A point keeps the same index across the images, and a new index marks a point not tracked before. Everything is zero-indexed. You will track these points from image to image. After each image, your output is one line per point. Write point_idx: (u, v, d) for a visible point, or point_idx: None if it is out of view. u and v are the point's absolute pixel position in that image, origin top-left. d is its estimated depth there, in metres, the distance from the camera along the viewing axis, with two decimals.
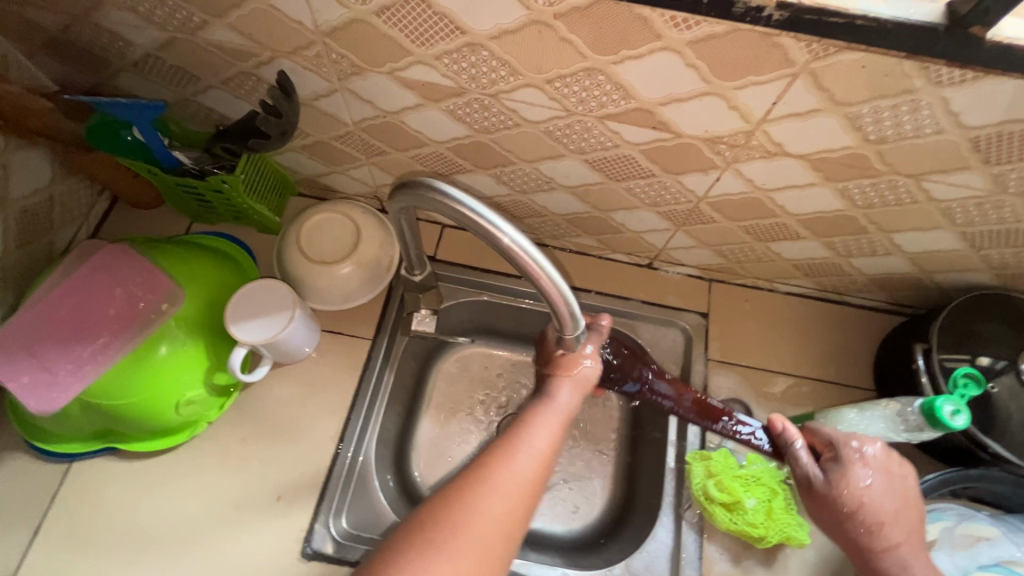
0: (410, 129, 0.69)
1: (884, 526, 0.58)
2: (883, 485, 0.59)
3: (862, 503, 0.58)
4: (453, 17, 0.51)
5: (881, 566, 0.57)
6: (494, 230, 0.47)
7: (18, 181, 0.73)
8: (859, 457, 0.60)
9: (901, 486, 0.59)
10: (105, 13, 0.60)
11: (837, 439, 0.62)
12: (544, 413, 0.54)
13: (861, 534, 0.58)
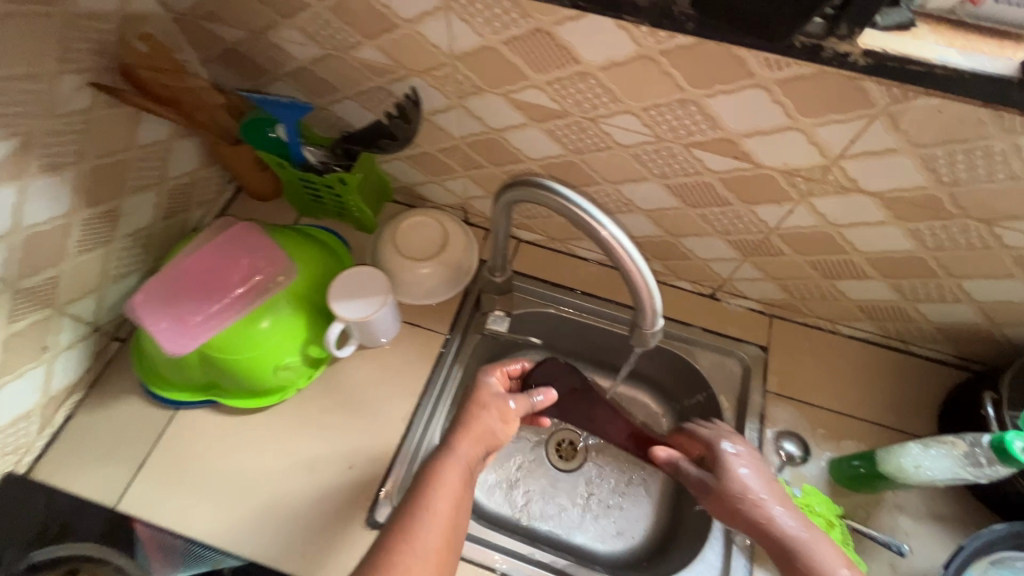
0: (509, 146, 0.78)
1: (761, 499, 0.66)
2: (759, 471, 0.69)
3: (746, 483, 0.67)
4: (572, 48, 0.60)
5: (770, 535, 0.64)
6: (603, 230, 0.54)
7: (173, 163, 0.86)
8: (728, 439, 0.71)
9: (766, 469, 0.69)
10: (278, 31, 0.73)
11: (707, 435, 0.73)
12: (447, 471, 0.60)
13: (749, 509, 0.65)
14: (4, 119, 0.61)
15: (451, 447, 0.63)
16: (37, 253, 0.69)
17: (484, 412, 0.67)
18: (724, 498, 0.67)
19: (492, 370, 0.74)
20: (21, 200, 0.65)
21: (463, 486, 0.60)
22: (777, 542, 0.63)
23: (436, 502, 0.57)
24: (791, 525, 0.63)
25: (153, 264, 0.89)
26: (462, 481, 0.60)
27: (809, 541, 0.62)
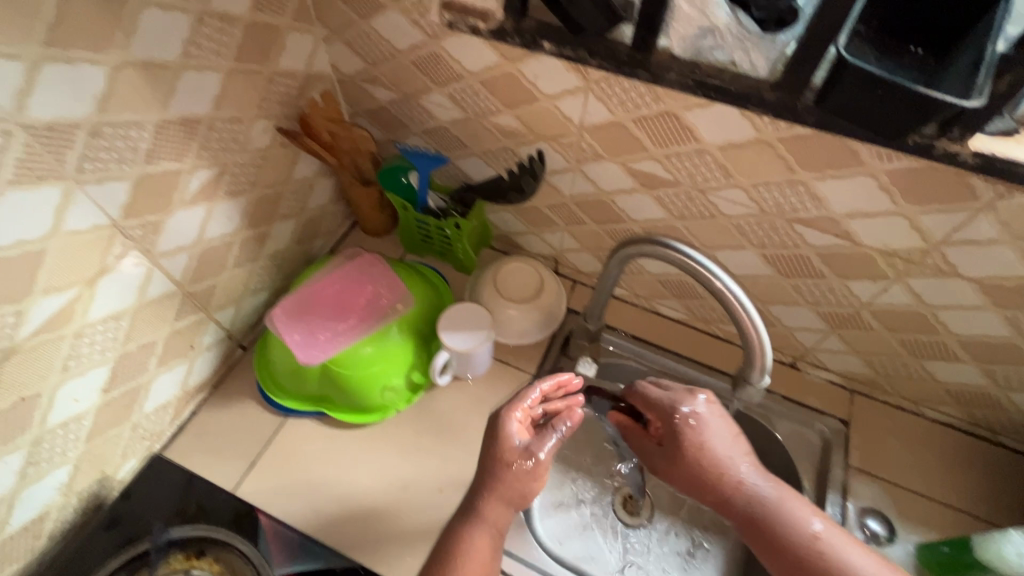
0: (615, 208, 0.86)
1: (722, 462, 0.70)
2: (714, 429, 0.72)
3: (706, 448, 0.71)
4: (695, 128, 0.68)
5: (736, 499, 0.69)
6: (724, 286, 0.62)
7: (311, 197, 0.98)
8: (687, 401, 0.74)
9: (722, 424, 0.73)
10: (428, 96, 0.86)
11: (665, 400, 0.74)
12: (474, 537, 0.66)
13: (711, 473, 0.70)
14: (210, 153, 0.73)
15: (480, 513, 0.67)
16: (207, 264, 0.80)
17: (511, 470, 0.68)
18: (689, 466, 0.72)
19: (512, 413, 0.70)
20: (206, 218, 0.77)
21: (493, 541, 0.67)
22: (742, 504, 0.69)
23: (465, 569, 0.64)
24: (754, 478, 0.69)
25: (281, 283, 0.99)
26: (490, 538, 0.67)
27: (773, 498, 0.68)
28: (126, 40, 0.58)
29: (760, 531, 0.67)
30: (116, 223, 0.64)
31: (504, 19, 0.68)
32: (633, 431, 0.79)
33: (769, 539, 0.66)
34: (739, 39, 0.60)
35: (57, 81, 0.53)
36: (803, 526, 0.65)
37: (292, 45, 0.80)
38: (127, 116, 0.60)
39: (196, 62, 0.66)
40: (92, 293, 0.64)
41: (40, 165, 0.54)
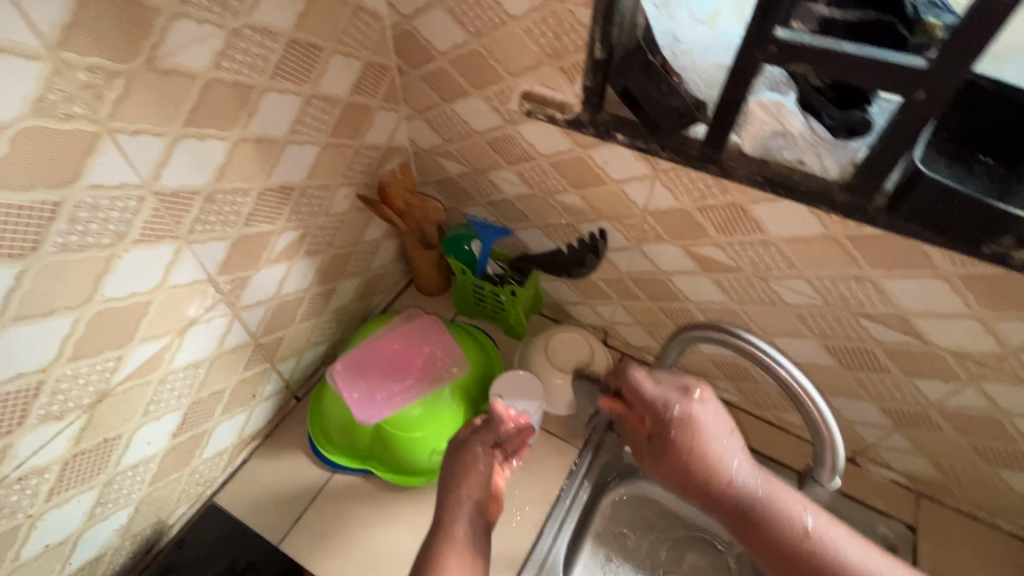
0: (673, 287, 0.87)
1: (721, 463, 0.65)
2: (708, 426, 0.66)
3: (704, 448, 0.65)
4: (761, 220, 0.70)
5: (729, 502, 0.64)
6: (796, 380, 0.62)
7: (376, 258, 1.03)
8: (682, 400, 0.67)
9: (721, 421, 0.67)
10: (498, 172, 0.91)
11: (655, 397, 0.67)
12: (450, 544, 0.64)
13: (703, 475, 0.65)
14: (298, 216, 0.79)
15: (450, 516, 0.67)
16: (279, 317, 0.84)
17: (474, 467, 0.70)
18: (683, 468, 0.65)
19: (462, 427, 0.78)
20: (285, 275, 0.81)
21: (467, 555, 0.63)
22: (736, 506, 0.64)
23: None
24: (747, 477, 0.65)
25: (339, 337, 1.03)
26: (467, 538, 0.65)
27: (772, 500, 0.63)
28: (247, 119, 0.64)
29: (756, 534, 0.63)
30: (212, 279, 0.69)
31: (580, 111, 0.73)
32: (622, 420, 0.72)
33: (766, 544, 0.62)
34: (813, 145, 0.61)
35: (188, 154, 0.59)
36: (802, 527, 0.62)
37: (378, 122, 0.88)
38: (237, 184, 0.67)
39: (299, 137, 0.73)
40: (180, 342, 0.68)
41: (162, 227, 0.60)
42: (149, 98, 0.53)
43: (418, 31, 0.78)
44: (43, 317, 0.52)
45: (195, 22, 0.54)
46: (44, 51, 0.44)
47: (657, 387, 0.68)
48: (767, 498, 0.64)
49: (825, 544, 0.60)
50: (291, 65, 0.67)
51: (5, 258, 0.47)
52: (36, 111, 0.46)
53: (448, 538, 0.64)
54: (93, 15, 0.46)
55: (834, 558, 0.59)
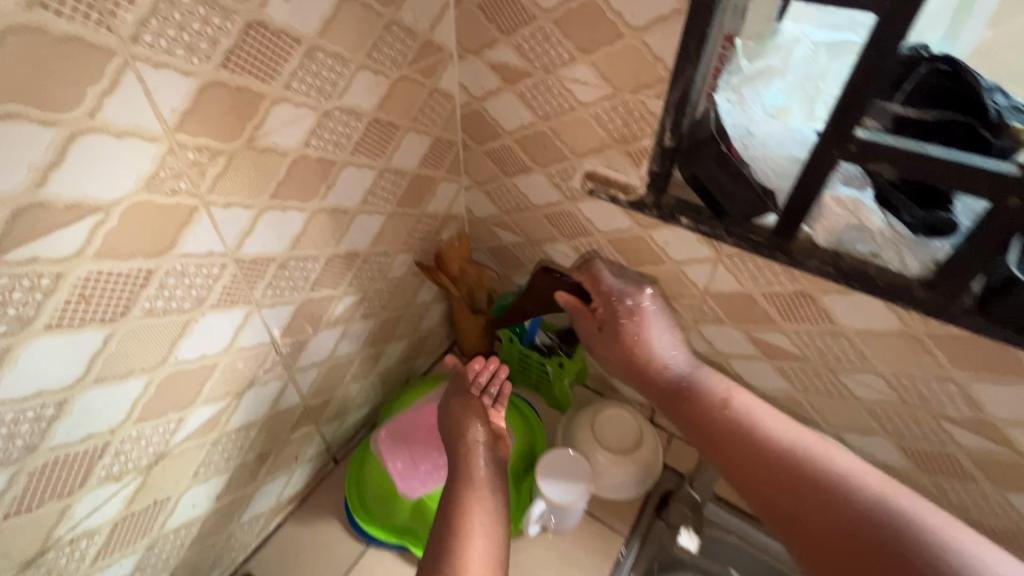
0: (731, 370, 0.85)
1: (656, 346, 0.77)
2: (652, 319, 0.79)
3: (648, 336, 0.77)
4: (832, 311, 0.68)
5: (657, 377, 0.74)
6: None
7: (424, 320, 1.04)
8: (636, 292, 0.79)
9: (664, 318, 0.79)
10: (553, 244, 0.92)
11: (613, 288, 0.80)
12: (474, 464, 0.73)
13: (641, 354, 0.77)
14: (359, 281, 0.81)
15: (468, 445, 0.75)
16: (330, 378, 0.84)
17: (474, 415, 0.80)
18: (626, 349, 0.78)
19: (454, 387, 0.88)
20: (340, 337, 0.82)
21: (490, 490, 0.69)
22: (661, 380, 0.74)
23: (470, 517, 0.64)
24: (673, 356, 0.76)
25: (382, 399, 1.02)
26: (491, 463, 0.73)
27: (696, 375, 0.71)
28: (326, 192, 0.67)
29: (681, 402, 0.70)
30: (274, 342, 0.70)
31: (644, 193, 0.74)
32: (579, 315, 0.82)
33: (685, 413, 0.68)
34: (893, 243, 0.59)
35: (270, 224, 0.62)
36: (723, 398, 0.66)
37: (440, 192, 0.91)
38: (309, 251, 0.69)
39: (370, 207, 0.76)
40: (237, 403, 0.69)
41: (237, 293, 0.62)
42: (244, 174, 0.56)
43: (487, 111, 0.81)
44: (120, 380, 0.53)
45: (293, 105, 0.58)
46: (164, 133, 0.48)
47: (616, 282, 0.80)
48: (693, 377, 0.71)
49: (740, 408, 0.64)
50: (370, 142, 0.71)
51: (97, 323, 0.49)
52: (147, 187, 0.48)
53: (467, 480, 0.70)
54: (209, 102, 0.50)
55: (746, 418, 0.63)
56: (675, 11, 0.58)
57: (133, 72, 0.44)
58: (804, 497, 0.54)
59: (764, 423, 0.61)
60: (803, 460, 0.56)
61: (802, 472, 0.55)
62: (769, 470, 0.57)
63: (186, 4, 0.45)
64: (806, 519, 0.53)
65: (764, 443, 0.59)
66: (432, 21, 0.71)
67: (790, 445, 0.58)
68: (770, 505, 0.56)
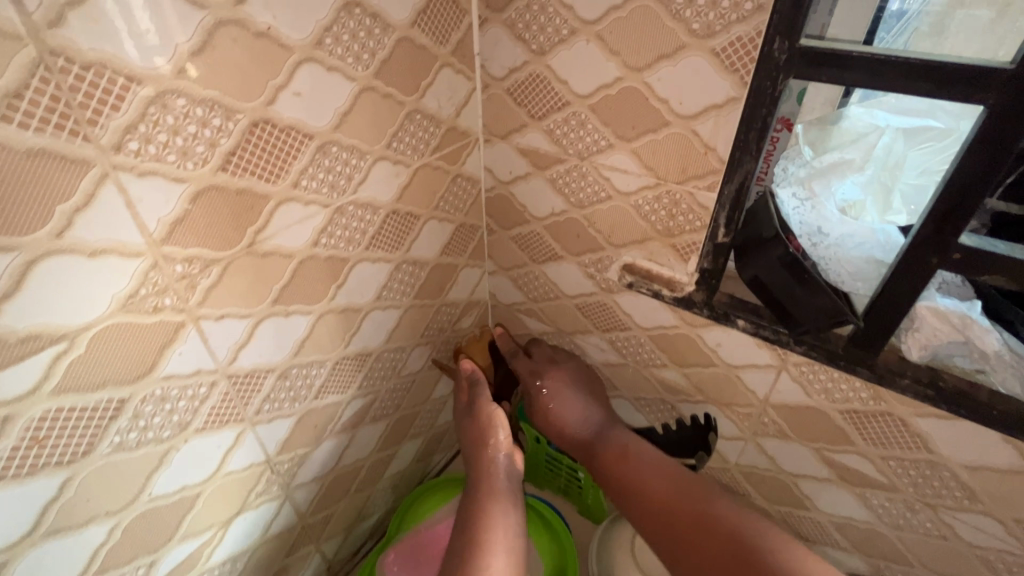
0: (798, 491, 0.73)
1: (572, 414, 0.80)
2: (566, 390, 0.81)
3: (561, 406, 0.80)
4: (929, 438, 0.57)
5: (574, 434, 0.81)
6: None
7: (443, 414, 0.94)
8: (547, 373, 0.81)
9: (584, 389, 0.82)
10: (586, 336, 0.83)
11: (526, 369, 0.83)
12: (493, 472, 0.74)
13: (557, 421, 0.81)
14: (370, 382, 0.73)
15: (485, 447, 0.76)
16: (333, 491, 0.75)
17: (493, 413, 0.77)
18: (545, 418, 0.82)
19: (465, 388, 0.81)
20: (347, 444, 0.73)
21: (507, 512, 0.70)
22: (579, 437, 0.80)
23: (491, 540, 0.66)
24: (591, 417, 0.80)
25: (393, 503, 0.92)
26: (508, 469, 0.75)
27: (607, 427, 0.79)
28: (335, 291, 0.60)
29: (592, 453, 0.78)
30: (270, 459, 0.62)
31: (693, 291, 0.65)
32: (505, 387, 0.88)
33: (597, 466, 0.77)
34: (1011, 366, 0.48)
35: (271, 334, 0.55)
36: (624, 445, 0.76)
37: (462, 278, 0.83)
38: (314, 356, 0.61)
39: (384, 302, 0.69)
40: (222, 534, 0.60)
41: (228, 412, 0.54)
42: (241, 284, 0.50)
43: (514, 195, 0.75)
44: (78, 529, 0.46)
45: (302, 204, 0.52)
46: (148, 248, 0.42)
47: (529, 363, 0.84)
48: (606, 434, 0.78)
49: (635, 452, 0.74)
50: (386, 236, 0.64)
51: (52, 467, 0.42)
52: (125, 306, 0.42)
53: (486, 500, 0.71)
54: (204, 208, 0.44)
55: (635, 462, 0.73)
56: (731, 98, 0.52)
57: (114, 183, 0.38)
58: (691, 536, 0.65)
59: (655, 465, 0.72)
60: (683, 497, 0.67)
61: (685, 512, 0.66)
62: (655, 511, 0.68)
63: (180, 105, 0.39)
64: (698, 550, 0.63)
65: (650, 487, 0.70)
66: (458, 107, 0.66)
67: (670, 483, 0.69)
68: (672, 538, 0.66)
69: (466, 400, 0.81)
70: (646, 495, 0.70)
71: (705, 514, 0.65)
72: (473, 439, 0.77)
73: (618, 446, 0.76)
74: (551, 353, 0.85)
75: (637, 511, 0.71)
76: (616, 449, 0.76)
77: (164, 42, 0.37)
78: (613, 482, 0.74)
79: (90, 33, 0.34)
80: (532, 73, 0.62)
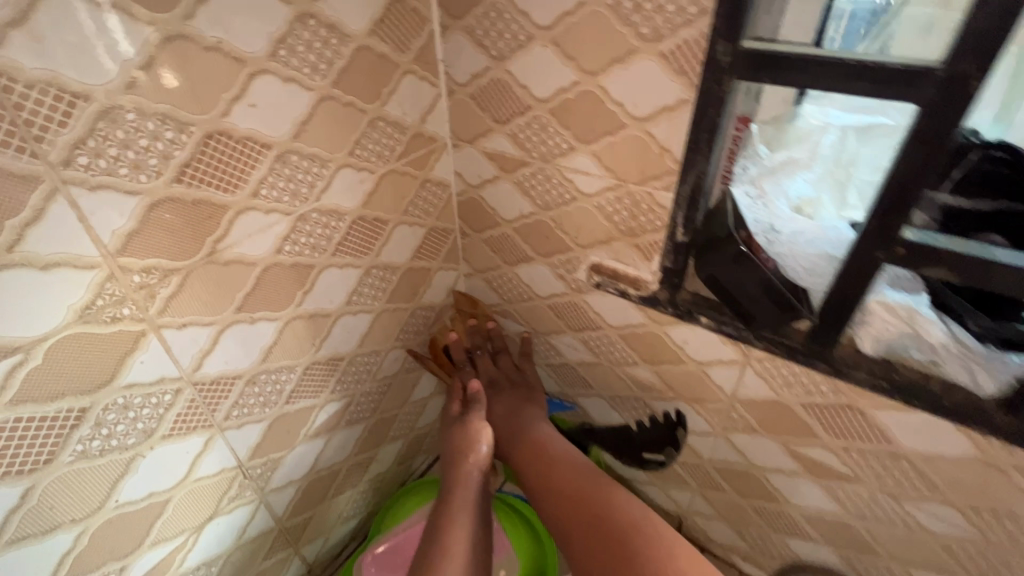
0: (769, 485, 0.74)
1: (506, 419, 0.83)
2: (510, 402, 0.85)
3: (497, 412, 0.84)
4: (887, 430, 0.58)
5: (502, 431, 0.83)
6: None
7: (424, 416, 0.95)
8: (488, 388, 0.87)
9: (527, 399, 0.86)
10: (560, 336, 0.84)
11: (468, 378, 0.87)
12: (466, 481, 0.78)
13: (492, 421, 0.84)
14: (344, 386, 0.73)
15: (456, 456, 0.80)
16: (309, 495, 0.76)
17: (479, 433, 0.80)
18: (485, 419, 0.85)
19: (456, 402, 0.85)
20: (321, 449, 0.74)
21: (473, 522, 0.74)
22: (505, 434, 0.83)
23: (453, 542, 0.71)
24: (526, 419, 0.83)
25: (374, 506, 0.93)
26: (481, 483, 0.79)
27: (534, 427, 0.81)
28: (302, 297, 0.61)
29: (517, 452, 0.80)
30: (242, 465, 0.63)
31: (657, 289, 0.66)
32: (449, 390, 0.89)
33: (518, 463, 0.79)
34: (959, 358, 0.49)
35: (235, 341, 0.55)
36: (545, 445, 0.79)
37: (437, 281, 0.84)
38: (283, 362, 0.62)
39: (355, 307, 0.69)
40: (195, 539, 0.62)
41: (195, 420, 0.55)
42: (203, 292, 0.50)
43: (484, 199, 0.76)
44: (43, 537, 0.47)
45: (262, 213, 0.52)
46: (103, 259, 0.42)
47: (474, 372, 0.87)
48: (530, 435, 0.80)
49: (557, 453, 0.77)
50: (353, 241, 0.65)
51: (13, 477, 0.43)
52: (81, 318, 0.43)
53: (452, 505, 0.75)
54: (160, 220, 0.45)
55: (554, 462, 0.76)
56: (682, 100, 0.53)
57: (64, 198, 0.39)
58: (589, 532, 0.66)
59: (573, 467, 0.74)
60: (586, 497, 0.69)
61: (588, 509, 0.68)
62: (564, 507, 0.70)
63: (130, 120, 0.40)
64: (592, 544, 0.65)
65: (562, 485, 0.72)
66: (423, 113, 0.66)
67: (582, 482, 0.71)
68: (573, 532, 0.68)
69: (458, 410, 0.85)
70: (555, 492, 0.73)
71: (601, 510, 0.67)
72: (455, 447, 0.80)
73: (539, 444, 0.79)
74: (509, 372, 0.88)
75: (549, 507, 0.73)
76: (536, 450, 0.78)
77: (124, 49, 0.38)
78: (532, 480, 0.77)
79: (51, 51, 0.35)
80: (494, 78, 0.63)
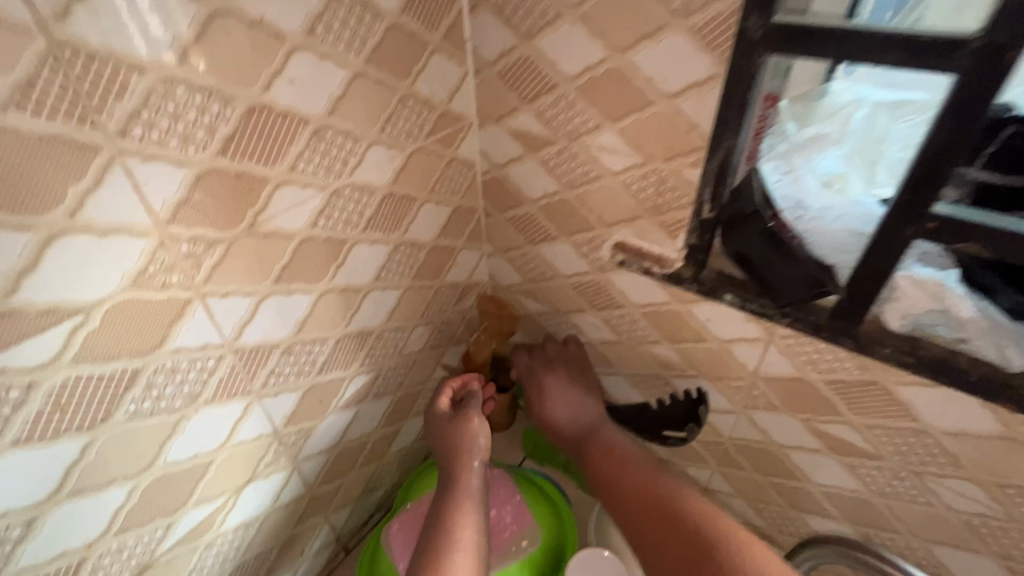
0: (789, 462, 0.75)
1: (564, 409, 0.88)
2: (566, 388, 0.87)
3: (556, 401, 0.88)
4: (912, 407, 0.58)
5: (562, 423, 0.88)
6: None
7: None
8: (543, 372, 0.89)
9: (582, 384, 0.88)
10: (582, 315, 0.85)
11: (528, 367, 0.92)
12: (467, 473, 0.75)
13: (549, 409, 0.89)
14: (372, 360, 0.76)
15: (458, 449, 0.77)
16: (339, 465, 0.79)
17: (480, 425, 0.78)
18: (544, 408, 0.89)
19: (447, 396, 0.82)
20: (350, 421, 0.77)
21: (480, 518, 0.70)
22: (564, 425, 0.88)
23: (461, 533, 0.67)
24: (585, 409, 0.87)
25: (399, 477, 0.97)
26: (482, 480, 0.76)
27: (600, 425, 0.86)
28: (335, 272, 0.63)
29: (585, 446, 0.85)
30: (277, 432, 0.66)
31: (682, 266, 0.67)
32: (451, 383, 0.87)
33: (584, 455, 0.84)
34: (988, 333, 0.49)
35: (273, 311, 0.58)
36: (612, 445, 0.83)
37: (460, 261, 0.85)
38: (317, 333, 0.64)
39: (384, 283, 0.71)
40: (234, 501, 0.65)
41: (235, 385, 0.57)
42: (244, 262, 0.53)
43: (509, 178, 0.77)
44: (100, 490, 0.50)
45: (299, 187, 0.54)
46: (155, 228, 0.45)
47: (531, 361, 0.92)
48: (598, 430, 0.85)
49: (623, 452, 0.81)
50: (383, 217, 0.66)
51: (74, 432, 0.46)
52: (135, 283, 0.45)
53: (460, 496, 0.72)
54: (206, 191, 0.47)
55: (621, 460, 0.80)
56: (711, 76, 0.53)
57: (122, 167, 0.41)
58: (663, 527, 0.69)
59: (638, 465, 0.78)
60: (655, 496, 0.73)
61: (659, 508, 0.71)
62: (633, 503, 0.74)
63: (181, 93, 0.42)
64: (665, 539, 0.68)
65: (629, 482, 0.76)
66: (450, 92, 0.67)
67: (649, 482, 0.75)
68: (640, 529, 0.72)
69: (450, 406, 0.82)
70: (625, 490, 0.76)
71: (674, 505, 0.71)
72: (454, 439, 0.78)
73: (607, 443, 0.83)
74: (557, 351, 0.90)
75: (617, 499, 0.77)
76: (604, 449, 0.82)
77: (171, 25, 0.39)
78: (598, 475, 0.80)
79: (103, 24, 0.36)
80: (521, 57, 0.63)
